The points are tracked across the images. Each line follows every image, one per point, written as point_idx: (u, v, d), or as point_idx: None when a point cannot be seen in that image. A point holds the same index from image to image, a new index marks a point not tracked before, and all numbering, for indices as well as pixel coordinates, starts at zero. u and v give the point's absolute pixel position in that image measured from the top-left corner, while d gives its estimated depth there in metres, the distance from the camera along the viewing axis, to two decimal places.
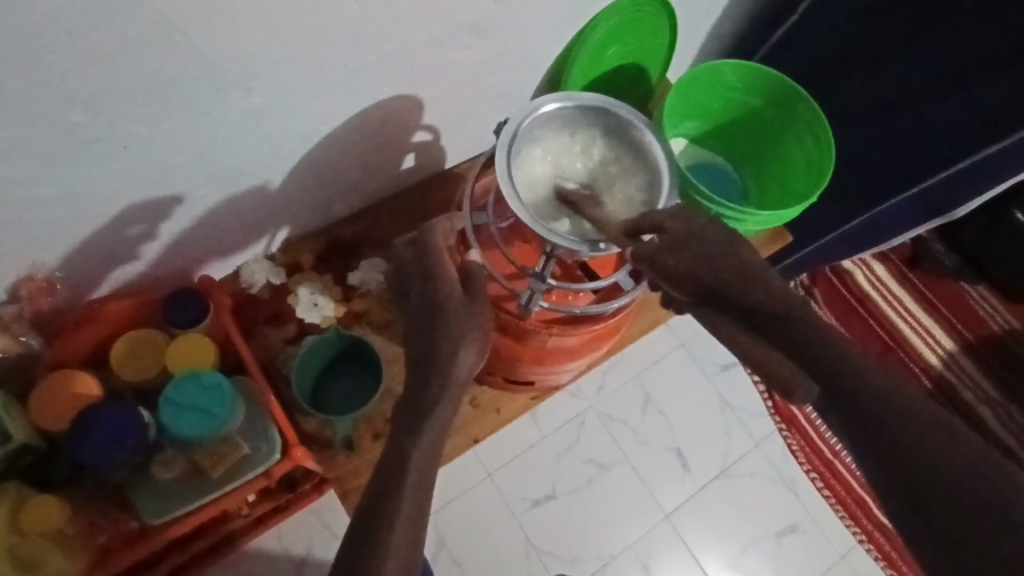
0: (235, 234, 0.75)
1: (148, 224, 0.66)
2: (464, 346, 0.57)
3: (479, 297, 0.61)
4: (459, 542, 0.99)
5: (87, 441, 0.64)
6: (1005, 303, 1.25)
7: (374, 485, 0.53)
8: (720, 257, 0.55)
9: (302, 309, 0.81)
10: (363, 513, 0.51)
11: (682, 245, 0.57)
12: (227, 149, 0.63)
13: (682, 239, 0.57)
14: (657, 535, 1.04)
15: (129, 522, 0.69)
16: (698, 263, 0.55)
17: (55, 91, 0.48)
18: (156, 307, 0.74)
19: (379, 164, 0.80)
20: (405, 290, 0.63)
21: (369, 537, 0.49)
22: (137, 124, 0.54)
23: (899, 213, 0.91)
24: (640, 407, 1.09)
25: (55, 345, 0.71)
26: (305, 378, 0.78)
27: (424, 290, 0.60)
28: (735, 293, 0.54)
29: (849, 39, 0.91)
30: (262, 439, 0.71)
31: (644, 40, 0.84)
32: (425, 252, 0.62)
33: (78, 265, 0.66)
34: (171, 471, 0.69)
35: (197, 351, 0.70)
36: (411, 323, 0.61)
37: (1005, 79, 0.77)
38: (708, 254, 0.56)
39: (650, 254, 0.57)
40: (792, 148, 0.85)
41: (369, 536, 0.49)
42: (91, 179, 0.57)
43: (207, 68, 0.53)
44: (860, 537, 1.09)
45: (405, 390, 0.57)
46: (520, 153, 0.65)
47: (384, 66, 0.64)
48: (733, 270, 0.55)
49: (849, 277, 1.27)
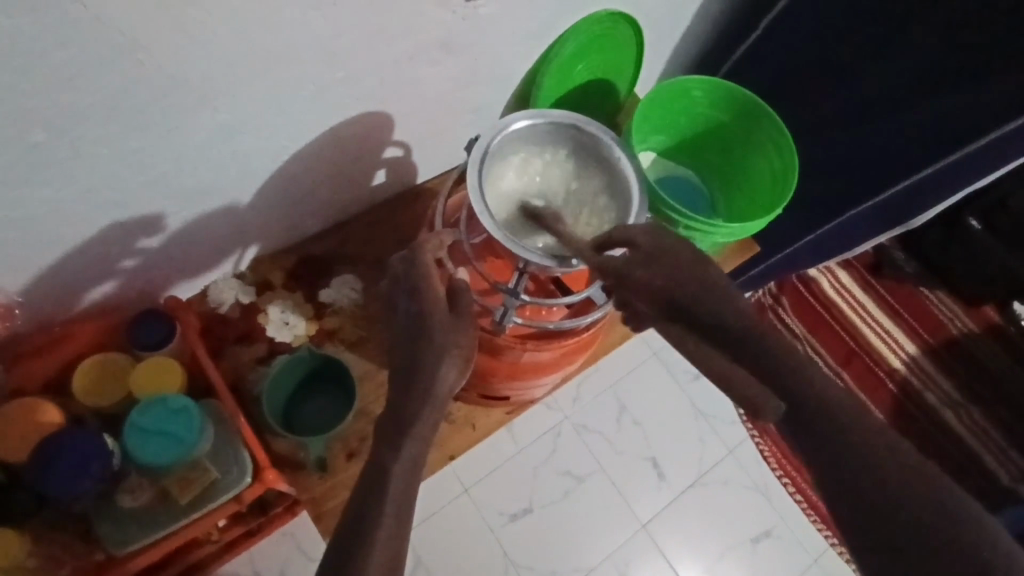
0: (203, 253, 0.74)
1: (113, 246, 0.64)
2: (448, 358, 0.57)
3: (461, 314, 0.60)
4: (437, 559, 0.98)
5: (46, 472, 0.61)
6: (964, 307, 1.29)
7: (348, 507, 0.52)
8: (690, 271, 0.58)
9: (273, 328, 0.80)
10: (343, 530, 0.50)
11: (653, 259, 0.58)
12: (195, 167, 0.62)
13: (653, 253, 0.58)
14: (635, 545, 1.05)
15: (94, 553, 0.67)
16: (669, 281, 0.57)
17: (14, 112, 0.47)
18: (120, 330, 0.72)
19: (350, 180, 0.80)
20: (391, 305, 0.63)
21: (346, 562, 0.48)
22: (101, 144, 0.53)
23: (861, 222, 0.94)
24: (615, 417, 1.10)
25: (13, 373, 0.68)
26: (276, 400, 0.77)
27: None
28: (700, 313, 0.56)
29: (810, 54, 0.94)
30: (232, 463, 0.69)
31: (610, 57, 0.85)
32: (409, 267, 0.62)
33: (38, 288, 0.63)
34: (137, 499, 0.67)
35: (163, 374, 0.68)
36: (394, 338, 0.61)
37: (956, 92, 0.80)
38: (678, 268, 0.58)
39: (620, 267, 0.58)
40: (756, 161, 0.88)
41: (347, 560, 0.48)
42: (51, 200, 0.55)
43: (173, 85, 0.52)
44: (832, 541, 1.11)
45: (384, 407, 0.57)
46: (491, 170, 0.65)
47: (353, 82, 0.64)
48: (697, 290, 0.57)
49: (815, 285, 1.30)
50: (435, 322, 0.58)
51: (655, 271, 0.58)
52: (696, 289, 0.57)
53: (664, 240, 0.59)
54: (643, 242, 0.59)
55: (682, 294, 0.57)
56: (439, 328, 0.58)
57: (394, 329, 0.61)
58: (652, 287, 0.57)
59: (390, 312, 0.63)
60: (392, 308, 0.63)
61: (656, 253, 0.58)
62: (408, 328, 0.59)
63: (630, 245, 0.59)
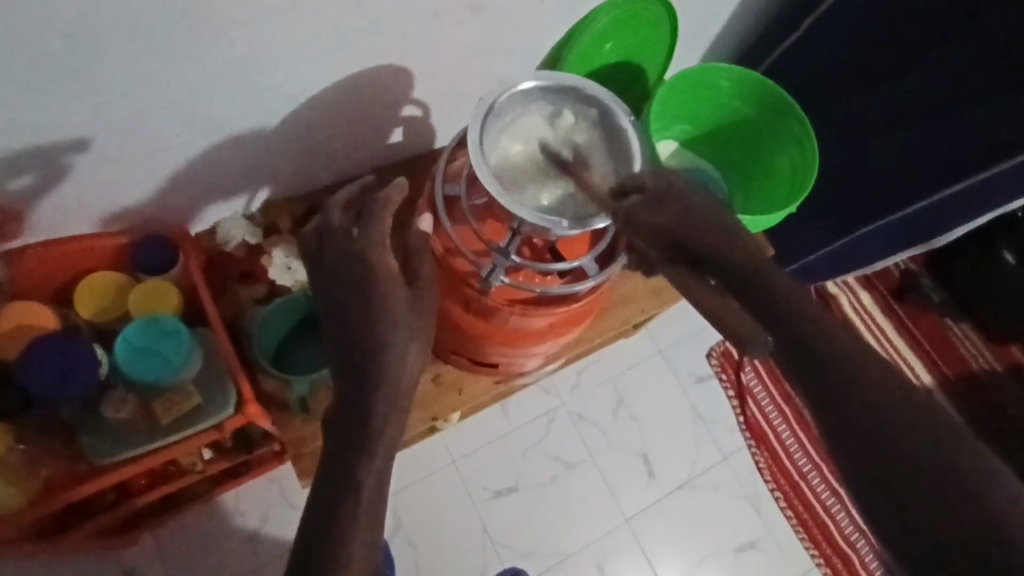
0: (214, 189, 0.76)
1: (125, 168, 0.66)
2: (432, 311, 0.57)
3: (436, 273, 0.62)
4: (416, 524, 0.99)
5: (33, 371, 0.63)
6: (988, 343, 1.25)
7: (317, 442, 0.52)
8: (701, 214, 0.57)
9: (275, 271, 0.81)
10: (322, 497, 0.51)
11: (661, 202, 0.59)
12: (209, 99, 0.63)
13: (662, 196, 0.60)
14: (616, 539, 1.04)
15: (77, 463, 0.69)
16: (674, 223, 0.57)
17: (37, 17, 0.48)
18: (124, 251, 0.74)
19: (366, 136, 0.81)
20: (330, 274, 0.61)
21: None
22: (120, 61, 0.55)
23: (886, 235, 0.93)
24: (612, 409, 1.09)
25: (18, 281, 0.71)
26: (269, 339, 0.78)
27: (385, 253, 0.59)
28: (717, 252, 0.54)
29: (846, 61, 0.91)
30: (218, 392, 0.71)
31: (641, 38, 0.84)
32: (361, 223, 0.63)
33: (51, 201, 0.65)
34: (119, 412, 0.68)
35: (160, 296, 0.71)
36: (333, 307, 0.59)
37: (994, 109, 0.77)
38: (688, 210, 0.57)
39: (629, 211, 0.60)
40: (778, 157, 0.86)
41: None
42: (69, 110, 0.57)
43: (195, 10, 0.53)
44: (819, 561, 1.09)
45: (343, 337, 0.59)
46: (495, 127, 0.66)
47: (374, 32, 0.65)
48: (715, 231, 0.55)
49: (835, 302, 1.25)
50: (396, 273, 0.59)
51: (663, 212, 0.58)
52: (711, 231, 0.55)
53: (678, 183, 0.60)
54: (653, 187, 0.60)
55: (687, 234, 0.56)
56: None
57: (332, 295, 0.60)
58: (656, 228, 0.58)
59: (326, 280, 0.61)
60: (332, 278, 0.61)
61: (666, 194, 0.59)
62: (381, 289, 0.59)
63: (642, 189, 0.61)
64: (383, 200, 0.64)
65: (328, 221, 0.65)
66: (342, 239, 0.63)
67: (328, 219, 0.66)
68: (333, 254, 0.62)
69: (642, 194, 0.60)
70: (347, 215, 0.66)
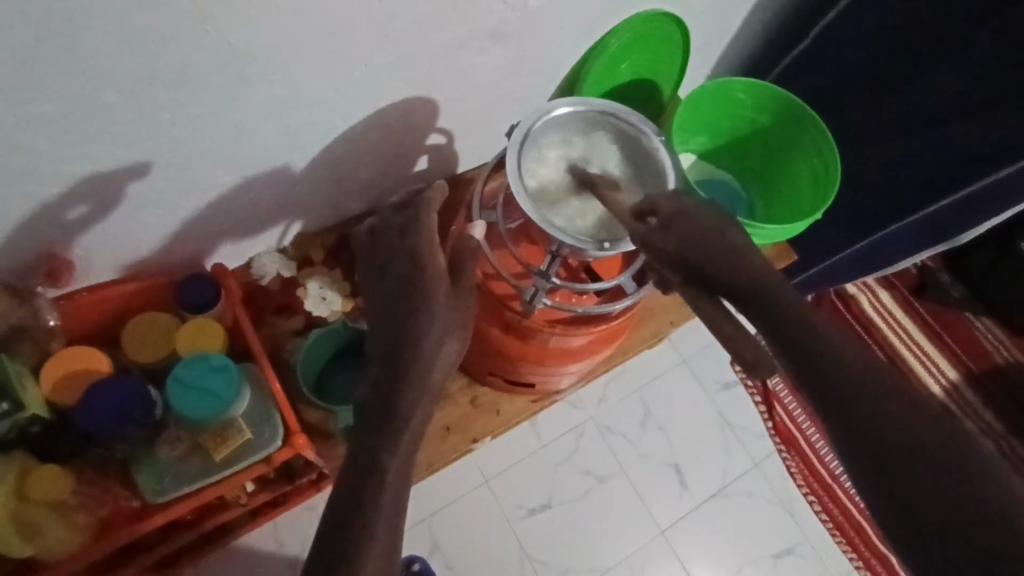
0: (247, 224, 0.77)
1: (165, 210, 0.68)
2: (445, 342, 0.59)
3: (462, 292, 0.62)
4: (452, 546, 0.98)
5: (91, 414, 0.66)
6: (1011, 337, 1.24)
7: (349, 468, 0.52)
8: (712, 232, 0.54)
9: (310, 303, 0.83)
10: (348, 485, 0.51)
11: (673, 224, 0.56)
12: (245, 139, 0.65)
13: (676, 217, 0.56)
14: (651, 551, 1.03)
15: (130, 500, 0.71)
16: (685, 245, 0.54)
17: (88, 72, 0.50)
18: (168, 290, 0.76)
19: (392, 164, 0.82)
20: (382, 268, 0.64)
21: (347, 523, 0.48)
22: (165, 110, 0.57)
23: (904, 237, 0.92)
24: (640, 421, 1.09)
25: (69, 325, 0.73)
26: (311, 369, 0.80)
27: (414, 280, 0.60)
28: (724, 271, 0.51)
29: (857, 67, 0.92)
30: (265, 425, 0.72)
31: (656, 57, 0.86)
32: (410, 224, 0.64)
33: (97, 244, 0.67)
34: (175, 450, 0.71)
35: (205, 334, 0.72)
36: (381, 303, 0.61)
37: (1009, 106, 0.77)
38: (699, 232, 0.54)
39: (642, 237, 0.57)
40: (798, 165, 0.88)
41: (349, 520, 0.48)
42: (117, 157, 0.59)
43: (232, 58, 0.55)
44: (857, 564, 1.07)
45: (376, 380, 0.57)
46: (531, 153, 0.67)
47: (403, 66, 0.67)
48: (725, 251, 0.53)
49: (854, 302, 1.25)
50: (439, 296, 0.59)
51: (674, 234, 0.55)
52: (727, 251, 0.53)
53: (692, 203, 0.57)
54: (665, 209, 0.57)
55: (697, 257, 0.53)
56: (440, 303, 0.59)
57: (380, 288, 0.63)
58: (668, 253, 0.55)
59: (380, 270, 0.64)
60: (380, 270, 0.64)
61: (677, 216, 0.56)
62: (425, 286, 0.59)
63: (656, 213, 0.58)
64: (427, 200, 0.66)
65: (381, 224, 0.67)
66: (390, 241, 0.65)
67: (382, 219, 0.68)
68: (386, 251, 0.65)
69: (657, 217, 0.58)
70: (400, 215, 0.67)
